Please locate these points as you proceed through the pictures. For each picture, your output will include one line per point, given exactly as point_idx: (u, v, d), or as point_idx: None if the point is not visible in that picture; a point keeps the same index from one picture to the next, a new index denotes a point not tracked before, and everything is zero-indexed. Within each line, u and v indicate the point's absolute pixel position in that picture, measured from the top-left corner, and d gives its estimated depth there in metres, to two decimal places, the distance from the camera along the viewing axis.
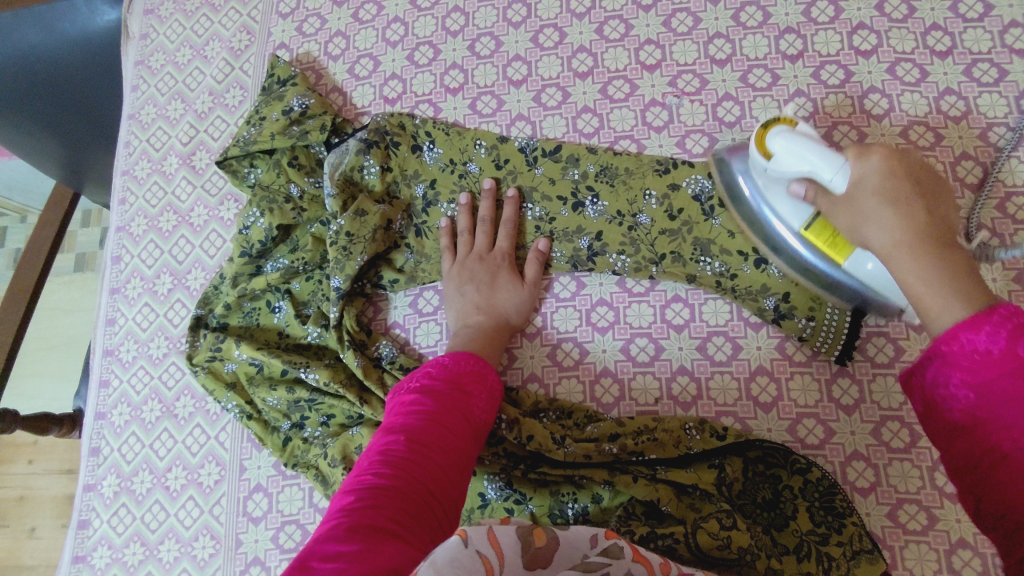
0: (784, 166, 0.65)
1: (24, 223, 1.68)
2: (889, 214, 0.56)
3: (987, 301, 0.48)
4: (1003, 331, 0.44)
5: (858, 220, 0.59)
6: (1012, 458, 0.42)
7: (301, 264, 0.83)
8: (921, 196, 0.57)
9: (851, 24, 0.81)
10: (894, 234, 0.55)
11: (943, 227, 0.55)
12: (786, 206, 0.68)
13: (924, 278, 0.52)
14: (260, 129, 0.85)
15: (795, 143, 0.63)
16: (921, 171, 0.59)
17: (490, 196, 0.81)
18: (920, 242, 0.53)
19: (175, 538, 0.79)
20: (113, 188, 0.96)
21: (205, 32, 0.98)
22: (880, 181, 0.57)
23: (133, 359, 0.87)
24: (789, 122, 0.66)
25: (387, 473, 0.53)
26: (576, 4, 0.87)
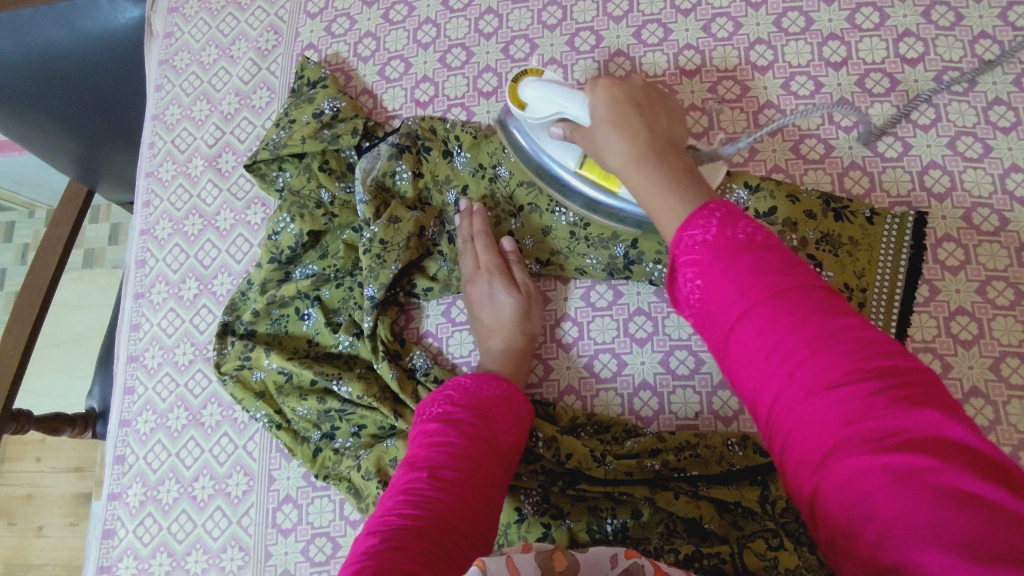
0: (536, 110, 0.68)
1: (32, 218, 1.65)
2: (614, 129, 0.57)
3: (700, 199, 0.50)
4: (714, 221, 0.47)
5: (600, 145, 0.59)
6: (746, 347, 0.44)
7: (332, 272, 0.81)
8: (642, 114, 0.58)
9: (897, 32, 0.79)
10: (622, 148, 0.56)
11: (665, 139, 0.56)
12: (558, 153, 0.71)
13: (659, 194, 0.52)
14: (290, 132, 0.84)
15: (543, 89, 0.66)
16: (643, 94, 0.60)
17: (468, 214, 0.80)
18: (643, 150, 0.55)
19: (239, 546, 0.76)
20: (136, 191, 0.94)
21: (231, 31, 0.96)
22: (605, 108, 0.59)
23: (191, 362, 0.84)
24: (536, 72, 0.71)
25: (415, 514, 0.54)
26: (613, 7, 0.85)
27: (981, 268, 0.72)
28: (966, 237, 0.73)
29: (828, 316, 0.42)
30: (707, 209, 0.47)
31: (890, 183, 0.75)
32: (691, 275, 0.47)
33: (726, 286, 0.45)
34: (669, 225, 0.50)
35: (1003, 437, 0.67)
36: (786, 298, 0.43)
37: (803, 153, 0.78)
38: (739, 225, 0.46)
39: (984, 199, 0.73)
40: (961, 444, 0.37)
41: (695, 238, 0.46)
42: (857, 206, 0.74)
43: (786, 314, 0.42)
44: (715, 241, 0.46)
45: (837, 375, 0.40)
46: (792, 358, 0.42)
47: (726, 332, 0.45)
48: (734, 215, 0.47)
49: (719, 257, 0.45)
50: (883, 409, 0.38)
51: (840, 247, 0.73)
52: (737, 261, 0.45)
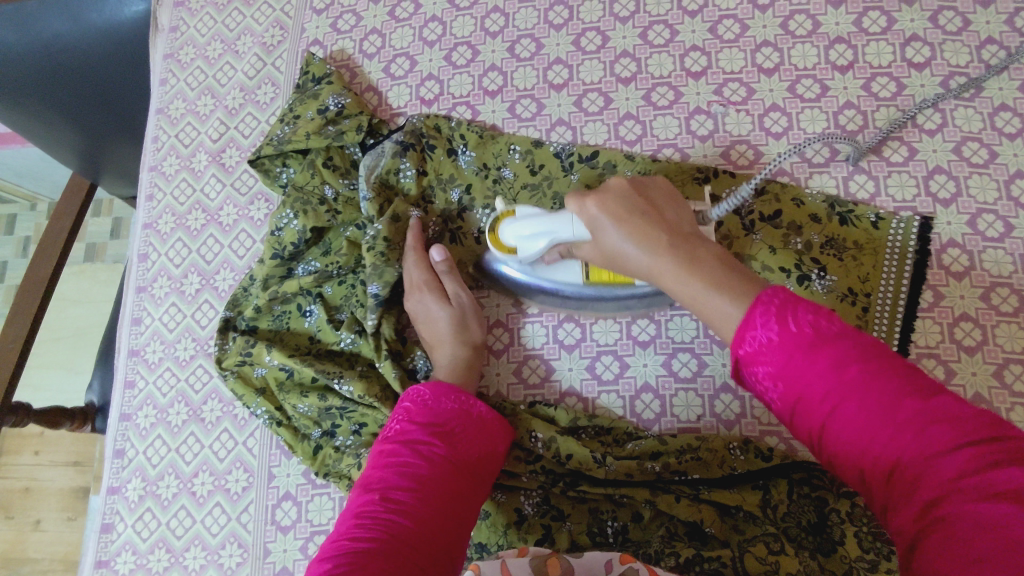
0: (529, 252, 0.67)
1: (33, 211, 1.65)
2: (631, 240, 0.55)
3: (752, 296, 0.49)
4: (771, 318, 0.47)
5: (614, 251, 0.57)
6: (841, 438, 0.44)
7: (335, 268, 0.81)
8: (649, 215, 0.56)
9: (904, 36, 0.79)
10: (648, 257, 0.54)
11: (684, 234, 0.55)
12: (565, 272, 0.72)
13: (708, 298, 0.51)
14: (294, 128, 0.83)
15: (527, 221, 0.66)
16: (636, 192, 0.58)
17: (417, 227, 0.79)
18: (674, 258, 0.53)
19: (238, 543, 0.76)
20: (139, 185, 0.94)
21: (236, 26, 0.96)
22: (611, 221, 0.56)
23: (192, 357, 0.84)
24: (509, 213, 0.69)
25: (367, 537, 0.54)
26: (620, 8, 0.85)
27: (985, 274, 0.71)
28: (971, 243, 0.72)
29: (916, 395, 0.43)
30: (758, 304, 0.48)
31: (895, 188, 0.75)
32: (767, 379, 0.48)
33: (806, 379, 0.46)
34: (727, 334, 0.50)
35: None
36: (868, 380, 0.44)
37: (808, 156, 0.77)
38: (799, 312, 0.47)
39: (989, 205, 0.73)
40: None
41: (757, 335, 0.48)
42: (862, 210, 0.74)
43: (868, 394, 0.43)
44: (780, 338, 0.47)
45: (933, 450, 0.40)
46: (890, 441, 0.42)
47: (816, 427, 0.46)
48: (800, 301, 0.48)
49: (790, 352, 0.46)
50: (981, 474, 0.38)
51: (845, 252, 0.73)
52: (814, 354, 0.45)
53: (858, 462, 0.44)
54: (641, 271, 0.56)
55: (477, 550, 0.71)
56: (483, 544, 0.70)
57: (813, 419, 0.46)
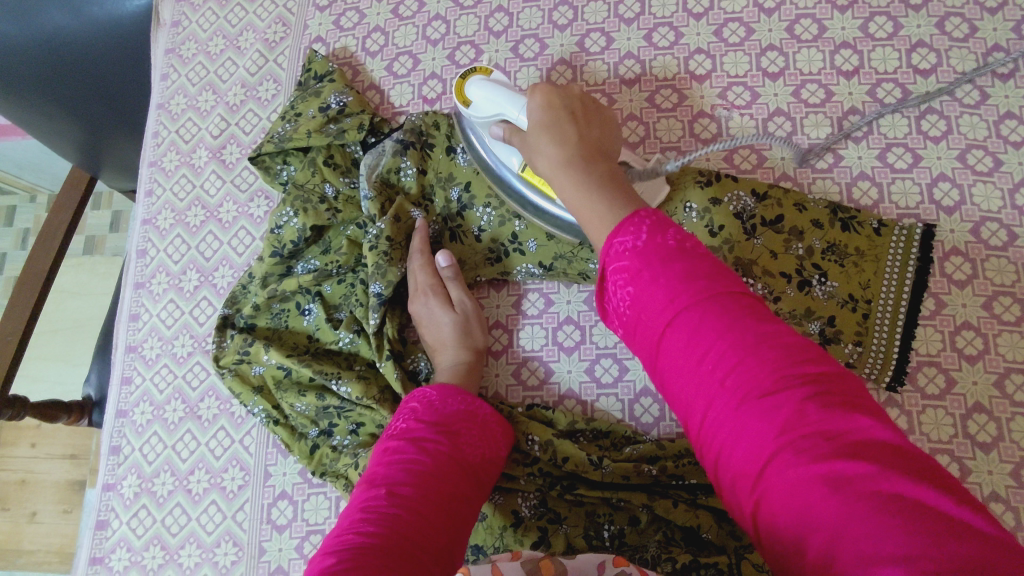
0: (482, 110, 0.69)
1: (33, 203, 1.65)
2: (546, 139, 0.59)
3: (625, 214, 0.52)
4: (644, 233, 0.50)
5: (531, 147, 0.61)
6: (682, 356, 0.46)
7: (334, 267, 0.80)
8: (575, 121, 0.60)
9: (910, 42, 0.79)
10: (554, 156, 0.58)
11: (594, 150, 0.58)
12: (505, 153, 0.72)
13: (591, 204, 0.54)
14: (295, 125, 0.83)
15: (491, 90, 0.68)
16: (579, 102, 0.61)
17: (421, 229, 0.79)
18: (573, 160, 0.57)
19: (233, 541, 0.76)
20: (139, 180, 0.93)
21: (239, 22, 0.95)
22: (541, 114, 0.60)
23: (190, 354, 0.84)
24: (485, 71, 0.71)
25: (372, 532, 0.53)
26: (625, 9, 0.85)
27: (988, 283, 0.71)
28: (973, 251, 0.72)
29: (755, 325, 0.45)
30: (631, 219, 0.51)
31: (899, 195, 0.75)
32: (623, 285, 0.50)
33: (660, 297, 0.47)
34: (599, 239, 0.53)
35: (1005, 454, 0.67)
36: (718, 307, 0.46)
37: (812, 162, 0.77)
38: (667, 233, 0.50)
39: (993, 214, 0.73)
40: (883, 443, 0.39)
41: (625, 245, 0.50)
42: (864, 217, 0.73)
43: (714, 325, 0.45)
44: (645, 249, 0.49)
45: (767, 381, 0.42)
46: (720, 363, 0.44)
47: (666, 344, 0.48)
48: (669, 224, 0.51)
49: (649, 263, 0.48)
50: (815, 411, 0.40)
51: (846, 258, 0.73)
52: (666, 270, 0.48)
53: (698, 387, 0.45)
54: (543, 168, 0.60)
55: (473, 552, 0.70)
56: (479, 547, 0.70)
57: (657, 330, 0.48)
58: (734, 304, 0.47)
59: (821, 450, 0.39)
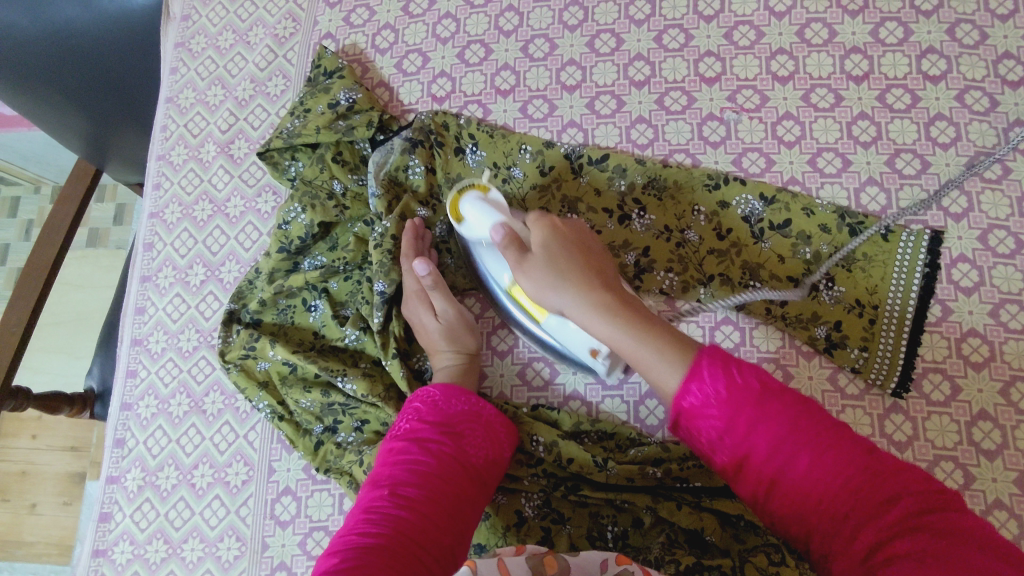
0: (478, 229, 0.68)
1: (38, 194, 1.65)
2: (563, 284, 0.60)
3: (689, 361, 0.54)
4: (721, 375, 0.53)
5: (541, 290, 0.62)
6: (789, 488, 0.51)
7: (341, 264, 0.80)
8: (586, 262, 0.62)
9: (920, 47, 0.79)
10: (587, 300, 0.59)
11: (617, 290, 0.61)
12: (496, 266, 0.71)
13: (653, 357, 0.56)
14: (304, 121, 0.83)
15: (488, 211, 0.67)
16: (578, 240, 0.64)
17: (410, 231, 0.77)
18: (610, 305, 0.59)
19: (236, 536, 0.76)
20: (146, 173, 0.93)
21: (248, 17, 0.95)
22: (547, 251, 0.62)
23: (195, 348, 0.84)
24: (483, 187, 0.70)
25: (375, 532, 0.54)
26: (635, 10, 0.85)
27: (995, 290, 0.71)
28: (981, 258, 0.72)
29: (850, 444, 0.50)
30: (704, 365, 0.53)
31: (907, 202, 0.75)
32: (715, 428, 0.53)
33: (762, 435, 0.51)
34: (676, 391, 0.54)
35: (1010, 462, 0.67)
36: (814, 435, 0.51)
37: (820, 166, 0.77)
38: (742, 367, 0.53)
39: (1001, 222, 0.73)
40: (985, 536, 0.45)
41: (705, 391, 0.53)
42: (872, 223, 0.73)
43: (810, 453, 0.50)
44: (729, 393, 0.52)
45: (878, 497, 0.48)
46: (834, 489, 0.49)
47: (768, 478, 0.52)
48: (738, 359, 0.54)
49: (739, 406, 0.52)
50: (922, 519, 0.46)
51: (853, 263, 0.73)
52: (756, 408, 0.52)
53: (811, 510, 0.51)
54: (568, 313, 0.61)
55: (476, 551, 0.70)
56: (482, 545, 0.70)
57: (758, 468, 0.52)
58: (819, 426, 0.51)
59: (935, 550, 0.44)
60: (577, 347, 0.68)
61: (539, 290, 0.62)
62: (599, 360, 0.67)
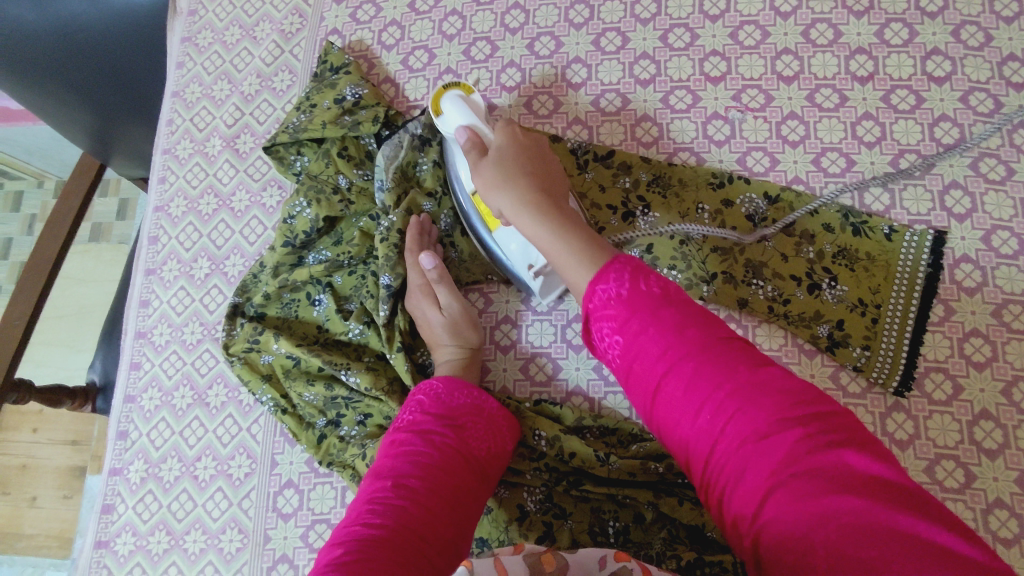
0: (451, 124, 0.69)
1: (41, 188, 1.65)
2: (505, 182, 0.62)
3: (601, 263, 0.55)
4: (626, 277, 0.54)
5: (487, 186, 0.64)
6: (669, 394, 0.51)
7: (346, 258, 0.80)
8: (535, 169, 0.64)
9: (926, 49, 0.79)
10: (524, 197, 0.61)
11: (557, 197, 0.63)
12: (460, 166, 0.73)
13: (568, 255, 0.57)
14: (310, 116, 0.83)
15: (462, 108, 0.69)
16: (538, 153, 0.66)
17: (415, 226, 0.78)
18: (545, 205, 0.60)
19: (238, 528, 0.76)
20: (152, 167, 0.93)
21: (255, 12, 0.95)
22: (506, 156, 0.64)
23: (199, 341, 0.84)
24: (466, 89, 0.71)
25: (379, 524, 0.54)
26: (641, 9, 0.85)
27: (998, 291, 0.71)
28: (984, 259, 0.72)
29: (747, 366, 0.50)
30: (612, 267, 0.54)
31: (910, 202, 0.75)
32: (611, 331, 0.54)
33: (652, 343, 0.52)
34: (584, 289, 0.55)
35: (1011, 461, 0.67)
36: (708, 352, 0.50)
37: (824, 166, 0.77)
38: (650, 278, 0.54)
39: (1004, 223, 0.73)
40: (871, 474, 0.43)
41: (609, 294, 0.53)
42: (875, 222, 0.74)
43: (702, 364, 0.50)
44: (629, 296, 0.53)
45: (763, 422, 0.47)
46: (715, 406, 0.49)
47: (652, 383, 0.52)
48: (648, 270, 0.55)
49: (634, 311, 0.53)
50: (809, 452, 0.45)
51: (856, 262, 0.73)
52: (655, 314, 0.52)
53: (689, 422, 0.50)
54: (504, 209, 0.63)
55: (478, 545, 0.70)
56: (484, 539, 0.70)
57: (643, 372, 0.53)
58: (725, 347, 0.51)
59: (813, 496, 0.43)
60: (515, 261, 0.72)
61: (487, 187, 0.64)
62: (533, 276, 0.71)
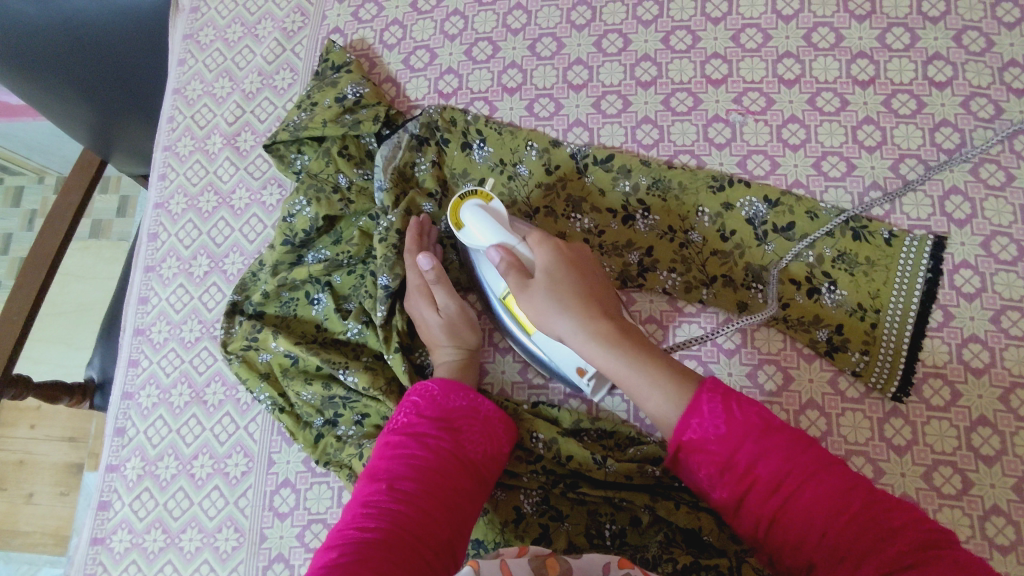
0: (476, 236, 0.67)
1: (41, 184, 1.65)
2: (567, 313, 0.61)
3: (683, 392, 0.57)
4: (718, 406, 0.55)
5: (542, 314, 0.62)
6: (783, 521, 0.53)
7: (345, 258, 0.80)
8: (587, 288, 0.63)
9: (927, 54, 0.79)
10: (589, 326, 0.60)
11: (619, 315, 0.63)
12: (492, 276, 0.71)
13: (649, 390, 0.58)
14: (311, 115, 0.83)
15: (486, 222, 0.66)
16: (582, 266, 0.65)
17: (415, 227, 0.77)
18: (616, 335, 0.60)
19: (234, 526, 0.76)
20: (152, 164, 0.93)
21: (257, 10, 0.95)
22: (553, 278, 0.63)
23: (198, 339, 0.84)
24: (484, 196, 0.69)
25: (374, 527, 0.54)
26: (643, 11, 0.85)
27: (997, 297, 0.71)
28: (983, 264, 0.72)
29: (843, 481, 0.52)
30: (703, 396, 0.56)
31: (911, 207, 0.75)
32: (714, 464, 0.55)
33: (758, 473, 0.54)
34: (675, 424, 0.57)
35: (1008, 468, 0.67)
36: (810, 473, 0.53)
37: (825, 170, 0.77)
38: (739, 400, 0.56)
39: (1003, 229, 0.73)
40: (976, 567, 0.46)
41: (705, 427, 0.55)
42: (876, 226, 0.73)
43: (807, 486, 0.52)
44: (727, 428, 0.54)
45: (875, 535, 0.49)
46: (828, 522, 0.51)
47: (763, 514, 0.54)
48: (738, 394, 0.56)
49: (734, 441, 0.54)
50: (921, 557, 0.47)
51: (856, 267, 0.73)
52: (753, 441, 0.54)
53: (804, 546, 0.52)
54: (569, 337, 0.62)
55: (474, 546, 0.70)
56: (480, 541, 0.70)
57: (754, 503, 0.54)
58: (818, 464, 0.53)
59: None
60: (564, 363, 0.69)
61: (542, 313, 0.62)
62: (586, 379, 0.68)
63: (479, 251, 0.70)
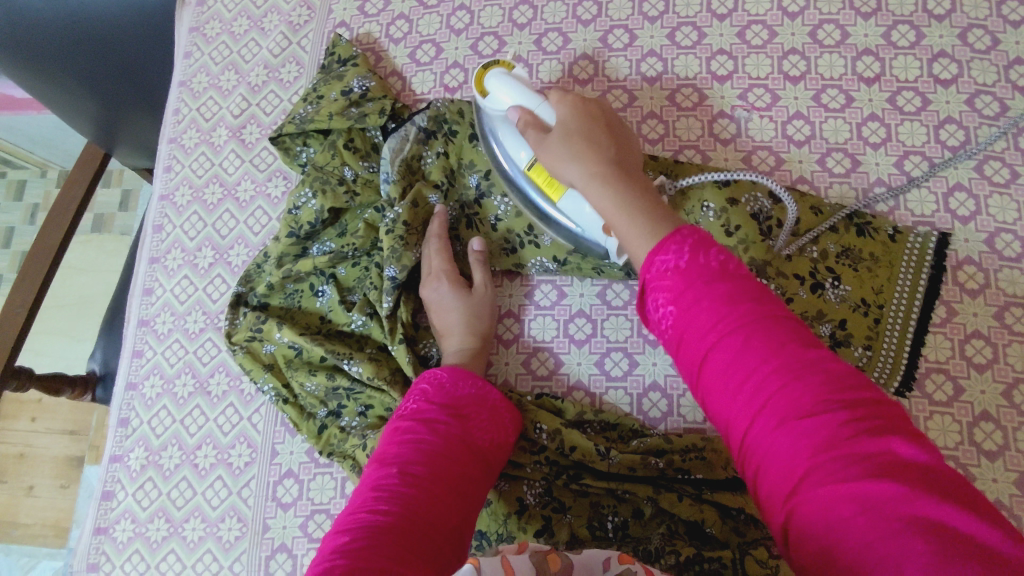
0: (498, 101, 0.69)
1: (43, 177, 1.65)
2: (574, 160, 0.60)
3: (665, 230, 0.53)
4: (685, 248, 0.50)
5: (553, 161, 0.62)
6: (716, 369, 0.47)
7: (350, 250, 0.80)
8: (605, 141, 0.62)
9: (932, 51, 0.79)
10: (591, 170, 0.59)
11: (629, 168, 0.60)
12: (514, 146, 0.71)
13: (633, 230, 0.54)
14: (317, 107, 0.83)
15: (507, 84, 0.69)
16: (605, 125, 0.64)
17: (439, 215, 0.79)
18: (615, 179, 0.58)
19: (237, 517, 0.76)
20: (158, 155, 0.93)
21: (263, 3, 0.96)
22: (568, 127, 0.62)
23: (202, 330, 0.84)
24: (507, 66, 0.71)
25: (386, 509, 0.54)
26: (649, 7, 0.85)
27: (1000, 293, 0.71)
28: (987, 261, 0.72)
29: (800, 347, 0.45)
30: (677, 236, 0.51)
31: (915, 204, 0.75)
32: (662, 302, 0.50)
33: (703, 314, 0.47)
34: (643, 258, 0.52)
35: (1010, 463, 0.67)
36: (761, 327, 0.46)
37: (829, 166, 0.77)
38: (710, 250, 0.49)
39: (1008, 225, 0.73)
40: (918, 466, 0.39)
41: (667, 264, 0.50)
42: (880, 223, 0.74)
43: (752, 339, 0.45)
44: (686, 267, 0.49)
45: (808, 405, 0.42)
46: (761, 379, 0.44)
47: (699, 359, 0.48)
48: (712, 242, 0.50)
49: (687, 282, 0.48)
50: (851, 439, 0.40)
51: (860, 263, 0.73)
52: (709, 287, 0.48)
53: (730, 399, 0.46)
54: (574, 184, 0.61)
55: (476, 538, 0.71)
56: (483, 532, 0.70)
57: (693, 350, 0.48)
58: (779, 328, 0.46)
59: (847, 481, 0.39)
60: (590, 226, 0.68)
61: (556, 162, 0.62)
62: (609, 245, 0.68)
63: (502, 119, 0.72)
